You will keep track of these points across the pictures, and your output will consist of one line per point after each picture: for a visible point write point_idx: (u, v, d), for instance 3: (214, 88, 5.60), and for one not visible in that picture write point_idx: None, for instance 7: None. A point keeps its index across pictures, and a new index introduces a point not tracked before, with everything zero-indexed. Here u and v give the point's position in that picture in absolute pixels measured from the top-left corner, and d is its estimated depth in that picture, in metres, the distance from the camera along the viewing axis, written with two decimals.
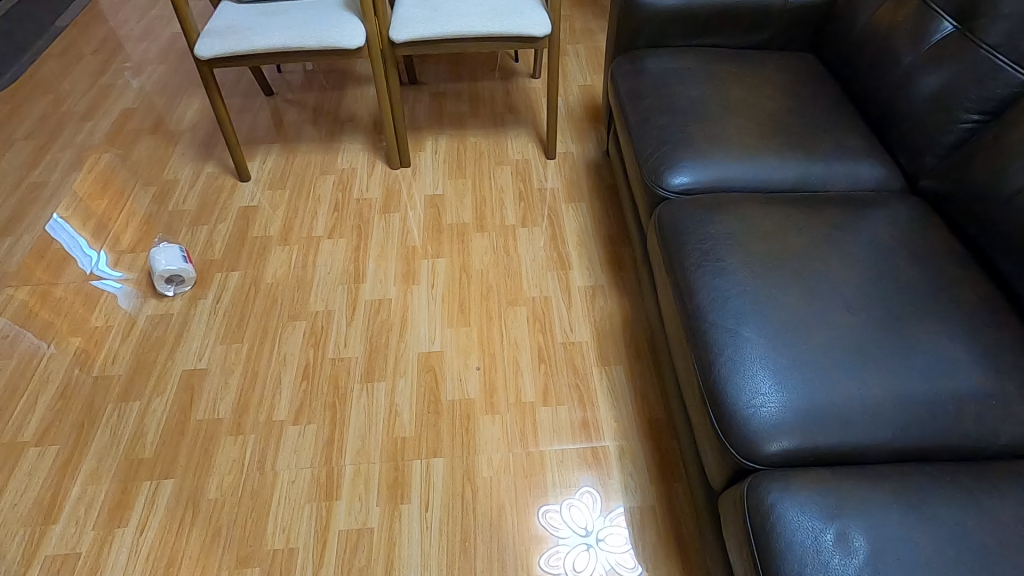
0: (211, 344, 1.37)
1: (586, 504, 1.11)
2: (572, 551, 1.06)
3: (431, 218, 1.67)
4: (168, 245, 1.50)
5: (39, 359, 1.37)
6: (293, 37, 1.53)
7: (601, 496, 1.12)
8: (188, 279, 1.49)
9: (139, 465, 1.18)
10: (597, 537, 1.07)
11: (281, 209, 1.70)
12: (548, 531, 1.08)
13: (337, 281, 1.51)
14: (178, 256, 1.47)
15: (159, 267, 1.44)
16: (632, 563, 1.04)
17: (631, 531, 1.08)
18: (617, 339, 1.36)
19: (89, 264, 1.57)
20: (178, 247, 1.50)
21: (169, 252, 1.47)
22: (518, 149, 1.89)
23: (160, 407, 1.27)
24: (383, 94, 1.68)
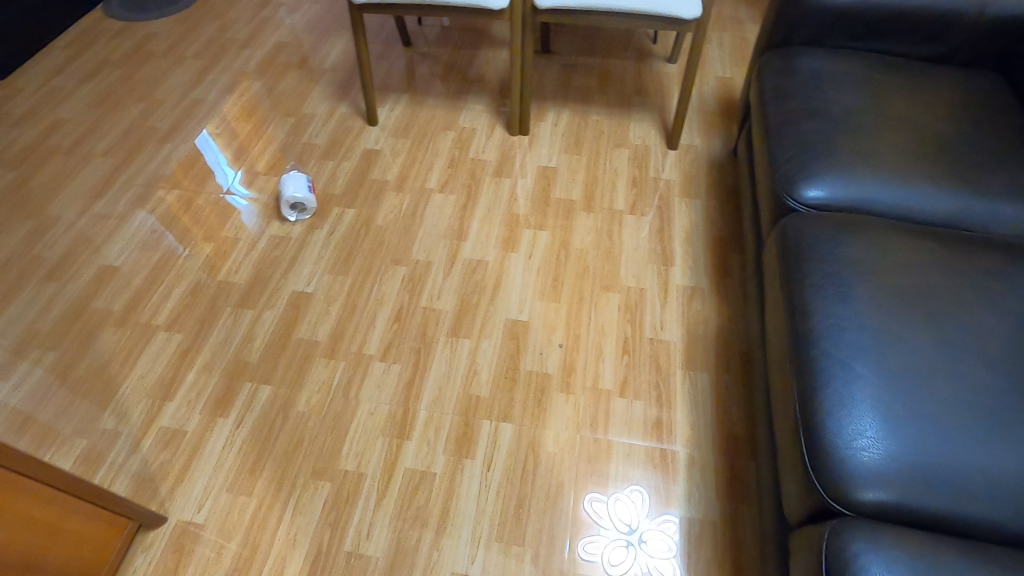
0: (320, 272, 1.48)
1: (634, 501, 1.10)
2: (611, 544, 1.05)
3: (540, 190, 1.67)
4: (296, 174, 1.62)
5: (175, 260, 1.53)
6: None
7: (650, 498, 1.10)
8: (307, 209, 1.60)
9: (244, 367, 1.31)
10: (639, 537, 1.06)
11: (400, 158, 1.77)
12: (591, 518, 1.08)
13: (441, 235, 1.56)
14: (304, 184, 1.59)
15: (286, 192, 1.57)
16: (670, 572, 1.02)
17: (677, 540, 1.05)
18: (708, 345, 1.31)
19: (225, 181, 1.73)
20: (306, 178, 1.62)
21: (297, 180, 1.59)
22: (639, 134, 1.83)
23: (269, 320, 1.39)
24: (517, 59, 1.68)
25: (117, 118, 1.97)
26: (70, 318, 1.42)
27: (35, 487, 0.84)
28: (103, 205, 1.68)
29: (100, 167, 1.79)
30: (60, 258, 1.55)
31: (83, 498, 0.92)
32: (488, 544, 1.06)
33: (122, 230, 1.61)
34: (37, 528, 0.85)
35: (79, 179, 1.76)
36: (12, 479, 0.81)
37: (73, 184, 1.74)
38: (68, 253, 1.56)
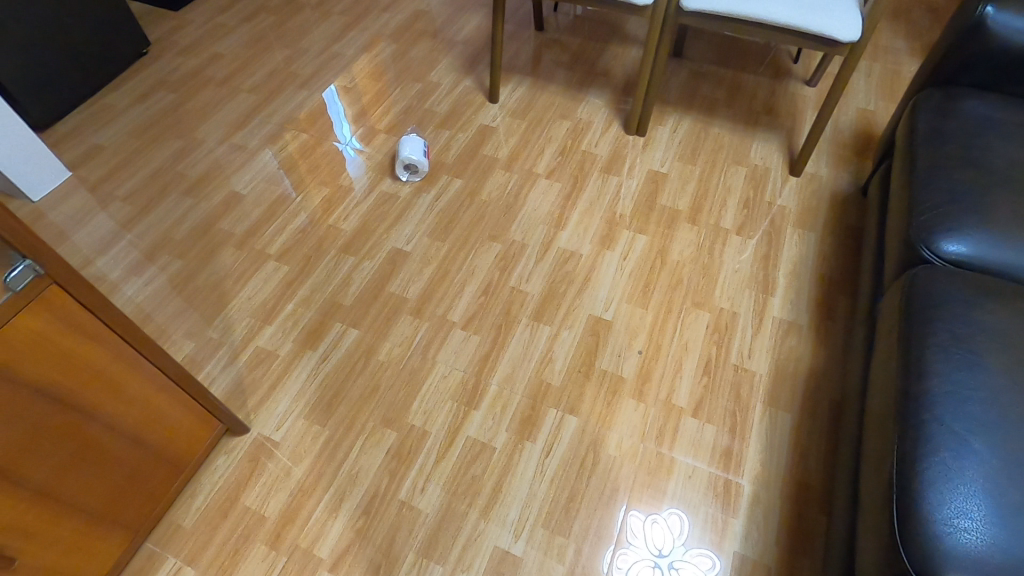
0: (420, 234, 1.54)
1: (670, 526, 1.07)
2: (638, 563, 1.03)
3: (647, 193, 1.63)
4: (414, 137, 1.68)
5: (285, 207, 1.62)
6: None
7: (687, 524, 1.07)
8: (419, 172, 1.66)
9: (338, 308, 1.39)
10: (668, 562, 1.03)
11: (514, 138, 1.79)
12: (624, 531, 1.07)
13: (540, 220, 1.57)
14: (420, 147, 1.65)
15: (403, 152, 1.63)
16: None
17: (708, 574, 1.02)
18: (797, 384, 1.24)
19: (343, 142, 1.80)
20: (423, 142, 1.67)
21: (415, 142, 1.65)
22: (761, 154, 1.74)
23: (367, 269, 1.46)
24: (649, 58, 1.64)
25: (265, 60, 2.12)
26: (198, 233, 1.57)
27: (148, 371, 0.92)
28: (241, 137, 1.83)
29: (244, 102, 1.95)
30: (198, 178, 1.71)
31: (185, 390, 1.00)
32: (533, 527, 1.07)
33: (255, 162, 1.74)
34: (143, 408, 0.93)
35: (225, 110, 1.92)
36: (131, 360, 0.88)
37: (219, 114, 1.91)
38: (205, 174, 1.72)
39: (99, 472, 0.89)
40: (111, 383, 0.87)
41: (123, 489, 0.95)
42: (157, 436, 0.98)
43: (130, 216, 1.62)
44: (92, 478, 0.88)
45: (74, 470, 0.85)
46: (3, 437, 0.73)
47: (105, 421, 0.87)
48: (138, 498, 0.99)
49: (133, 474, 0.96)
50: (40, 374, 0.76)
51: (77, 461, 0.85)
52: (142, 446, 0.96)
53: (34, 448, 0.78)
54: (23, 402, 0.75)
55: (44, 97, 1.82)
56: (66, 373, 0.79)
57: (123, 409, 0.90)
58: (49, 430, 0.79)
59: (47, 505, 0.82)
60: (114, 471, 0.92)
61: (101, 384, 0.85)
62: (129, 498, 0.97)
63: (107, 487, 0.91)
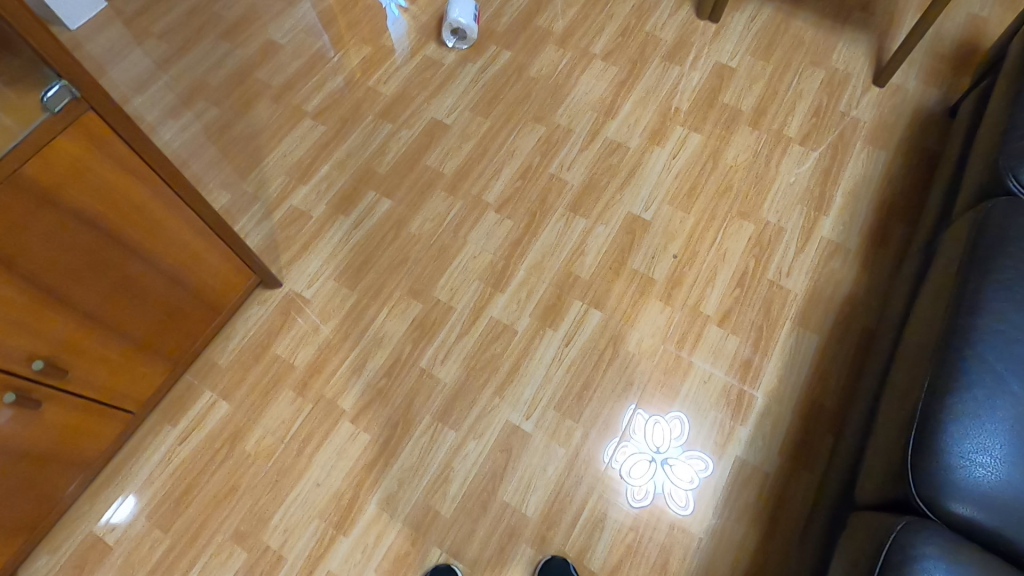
0: (462, 106, 1.45)
1: (670, 428, 1.10)
2: (636, 457, 1.07)
3: (710, 87, 1.48)
4: None
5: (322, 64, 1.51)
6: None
7: (688, 428, 1.10)
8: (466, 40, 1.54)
9: (372, 175, 1.36)
10: (665, 460, 1.07)
11: (573, 10, 1.61)
12: (626, 428, 1.10)
13: (590, 105, 1.45)
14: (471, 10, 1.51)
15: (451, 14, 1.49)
16: (683, 499, 1.04)
17: (702, 474, 1.06)
18: (831, 308, 1.21)
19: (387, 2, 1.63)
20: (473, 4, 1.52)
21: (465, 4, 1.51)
22: (843, 58, 1.53)
23: (404, 138, 1.41)
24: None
25: None
26: (233, 81, 1.50)
27: (187, 217, 0.92)
28: None
29: None
30: (234, 21, 1.60)
31: (222, 240, 1.02)
32: (545, 409, 1.11)
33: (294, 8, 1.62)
34: (183, 252, 0.95)
35: None
36: (172, 203, 0.89)
37: None
38: (241, 17, 1.61)
39: (140, 304, 0.93)
40: (152, 224, 0.88)
41: (164, 324, 1.00)
42: (196, 280, 1.02)
43: (166, 56, 1.55)
44: (135, 309, 0.92)
45: (116, 300, 0.88)
46: (50, 261, 0.76)
47: (148, 259, 0.90)
48: (178, 334, 1.04)
49: (173, 312, 1.00)
50: (82, 205, 0.76)
51: (120, 291, 0.88)
52: (182, 287, 0.99)
53: (80, 274, 0.81)
54: (66, 230, 0.76)
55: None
56: (109, 207, 0.80)
57: (164, 250, 0.92)
58: (95, 260, 0.82)
59: (95, 327, 0.87)
60: (156, 306, 0.96)
61: (144, 223, 0.86)
62: (171, 333, 1.02)
63: (150, 320, 0.96)
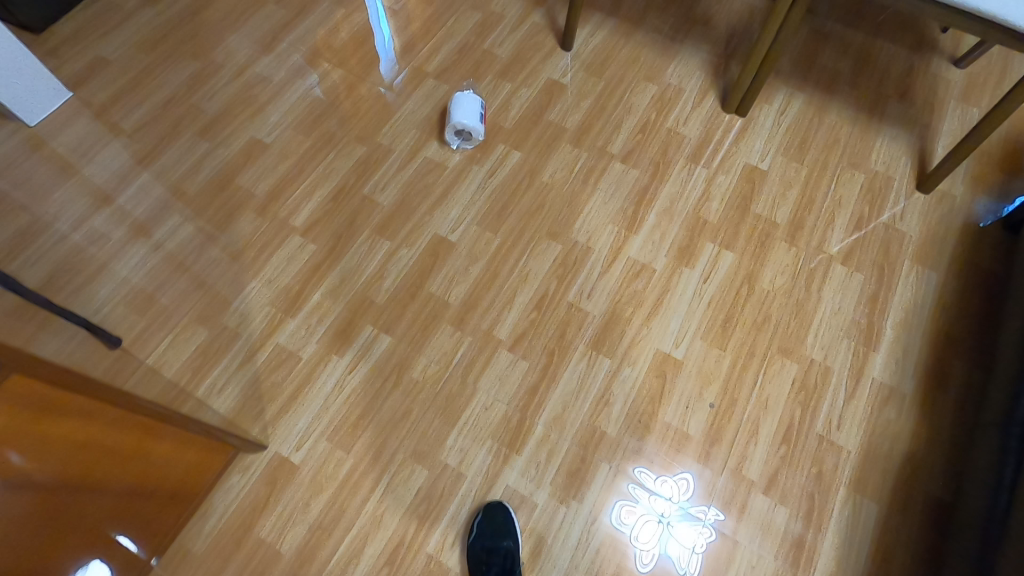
0: (468, 220, 1.30)
1: (678, 486, 1.06)
2: (642, 520, 1.03)
3: (741, 195, 1.35)
4: (469, 94, 1.37)
5: (314, 166, 1.37)
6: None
7: (697, 490, 1.06)
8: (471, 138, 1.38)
9: (369, 306, 1.21)
10: (671, 522, 1.03)
11: (587, 101, 1.47)
12: (633, 489, 1.06)
13: (610, 217, 1.31)
14: (476, 108, 1.35)
15: (455, 115, 1.33)
16: (686, 565, 1.01)
17: (708, 538, 1.03)
18: (889, 468, 1.07)
19: (390, 72, 1.52)
20: (479, 102, 1.37)
21: (470, 102, 1.35)
22: (883, 159, 1.40)
23: (405, 259, 1.26)
24: (773, 20, 1.24)
25: None
26: (214, 189, 1.34)
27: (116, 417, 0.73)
28: (265, 65, 1.52)
29: (270, 15, 1.60)
30: (215, 115, 1.44)
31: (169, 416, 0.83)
32: None
33: (280, 100, 1.46)
34: (144, 443, 0.78)
35: (247, 24, 1.58)
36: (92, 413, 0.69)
37: (239, 29, 1.58)
38: (223, 111, 1.45)
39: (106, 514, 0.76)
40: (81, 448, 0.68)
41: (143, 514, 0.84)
42: (161, 461, 0.85)
43: (138, 157, 1.39)
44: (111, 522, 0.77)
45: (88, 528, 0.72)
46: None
47: (110, 465, 0.74)
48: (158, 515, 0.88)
49: (136, 515, 0.82)
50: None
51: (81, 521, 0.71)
52: (150, 474, 0.83)
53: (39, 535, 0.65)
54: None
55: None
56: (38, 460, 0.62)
57: (119, 451, 0.75)
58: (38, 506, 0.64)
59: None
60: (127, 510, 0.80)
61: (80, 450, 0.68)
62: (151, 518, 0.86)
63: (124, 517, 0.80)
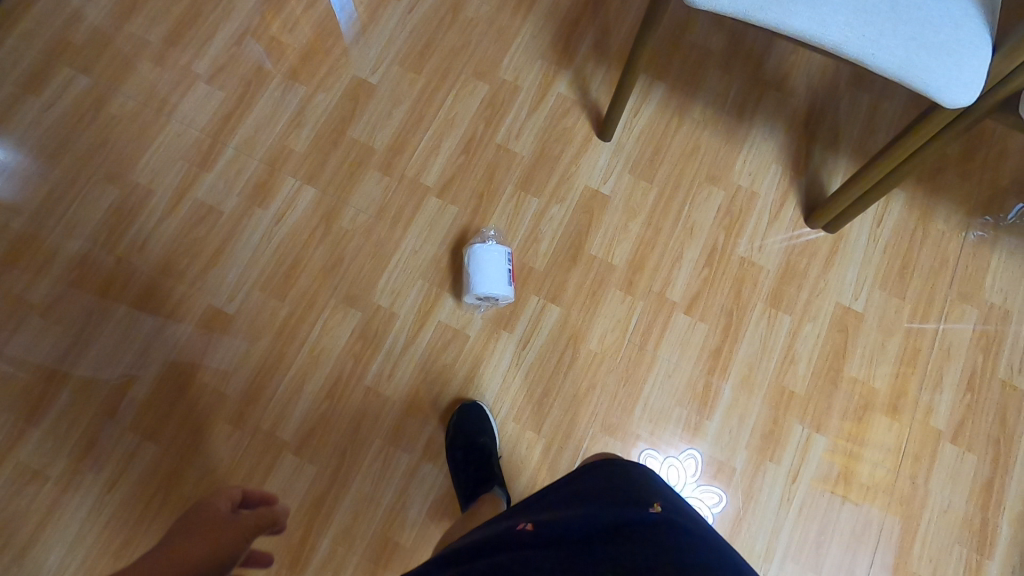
0: (504, 415, 1.06)
1: (685, 467, 1.05)
2: None
3: (832, 352, 1.11)
4: (492, 247, 1.05)
5: (298, 345, 1.07)
6: (874, 40, 0.76)
7: (703, 467, 1.05)
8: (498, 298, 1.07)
9: (394, 548, 1.00)
10: None
11: (637, 222, 1.15)
12: None
13: (677, 396, 1.07)
14: (495, 262, 1.04)
15: (475, 284, 1.02)
16: None
17: (711, 510, 1.03)
18: None
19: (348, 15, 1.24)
20: (504, 254, 1.05)
21: (486, 257, 1.04)
22: (1000, 286, 1.15)
23: (431, 477, 1.03)
24: (895, 154, 0.93)
25: None
26: (172, 389, 1.05)
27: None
28: (210, 188, 1.13)
29: (205, 102, 1.18)
30: (156, 274, 1.09)
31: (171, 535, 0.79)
32: None
33: (239, 244, 1.11)
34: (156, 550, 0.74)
35: (176, 120, 1.17)
36: None
37: (165, 129, 1.16)
38: (165, 266, 1.10)
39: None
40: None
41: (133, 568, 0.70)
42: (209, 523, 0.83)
43: (62, 346, 1.05)
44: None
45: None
46: None
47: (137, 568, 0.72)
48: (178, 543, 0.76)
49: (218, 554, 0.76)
50: None
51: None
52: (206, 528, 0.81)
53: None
54: None
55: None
56: None
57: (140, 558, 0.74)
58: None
59: None
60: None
61: None
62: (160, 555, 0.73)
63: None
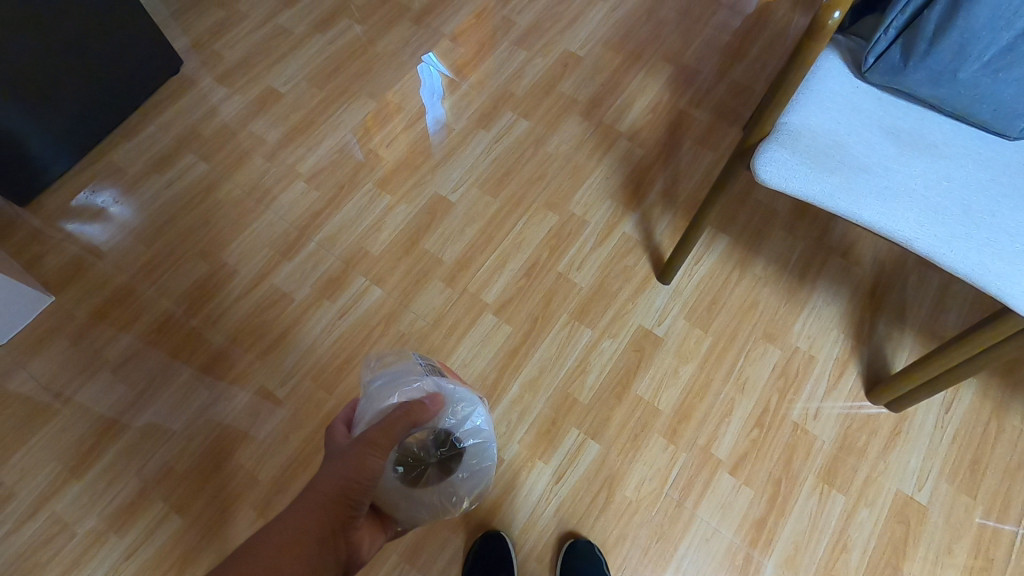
0: (527, 550, 1.02)
1: None
2: None
3: (890, 545, 1.01)
4: (393, 372, 0.73)
5: None
6: (905, 214, 0.79)
7: None
8: (459, 412, 0.71)
9: None
10: None
11: (688, 368, 1.14)
12: None
13: (715, 565, 1.00)
14: (398, 379, 0.71)
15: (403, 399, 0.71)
16: None
17: None
18: None
19: (436, 107, 1.42)
20: (412, 372, 0.72)
21: (381, 367, 0.76)
22: None
23: None
24: (932, 365, 0.97)
25: (336, 111, 1.42)
26: (209, 466, 1.07)
27: None
28: (287, 276, 1.22)
29: (299, 199, 1.31)
30: (222, 348, 1.16)
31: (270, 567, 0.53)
32: None
33: (303, 333, 1.17)
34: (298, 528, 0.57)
35: (271, 211, 1.29)
36: None
37: (262, 217, 1.29)
38: (232, 342, 1.17)
39: (295, 545, 0.55)
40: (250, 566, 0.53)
41: (370, 432, 0.62)
42: (263, 539, 0.55)
43: (123, 402, 1.11)
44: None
45: None
46: None
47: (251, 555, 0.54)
48: (314, 518, 0.58)
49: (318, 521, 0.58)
50: None
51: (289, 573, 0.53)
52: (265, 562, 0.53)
53: None
54: None
55: (36, 118, 1.21)
56: None
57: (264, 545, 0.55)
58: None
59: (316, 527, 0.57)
60: (333, 518, 0.58)
61: None
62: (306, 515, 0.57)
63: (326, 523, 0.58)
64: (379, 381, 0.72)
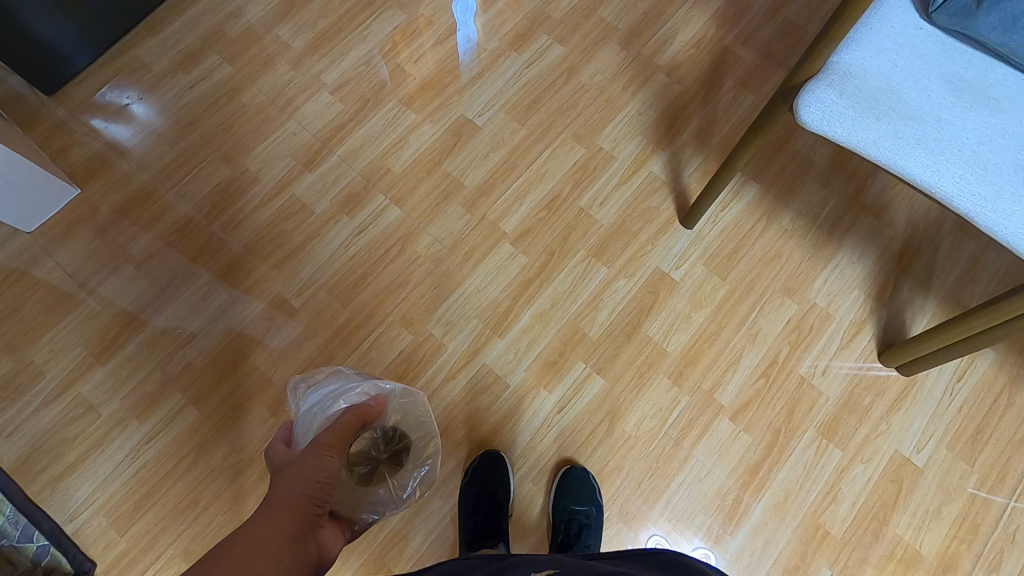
0: (524, 472, 1.05)
1: (688, 530, 1.02)
2: None
3: (879, 502, 1.03)
4: (327, 392, 0.81)
5: (347, 353, 1.11)
6: (950, 169, 0.75)
7: (705, 538, 1.02)
8: (401, 406, 0.81)
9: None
10: None
11: (701, 314, 1.13)
12: (640, 523, 1.03)
13: (705, 503, 1.03)
14: (333, 397, 0.80)
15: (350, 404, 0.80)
16: None
17: None
18: None
19: (466, 25, 1.36)
20: (348, 387, 0.82)
21: (308, 393, 0.83)
22: None
23: (438, 512, 1.03)
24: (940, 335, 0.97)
25: (364, 21, 1.37)
26: (225, 365, 1.10)
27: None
28: (307, 188, 1.22)
29: (323, 110, 1.28)
30: (240, 254, 1.17)
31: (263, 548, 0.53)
32: None
33: (320, 246, 1.18)
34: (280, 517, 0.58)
35: (294, 120, 1.27)
36: None
37: (285, 126, 1.27)
38: (250, 249, 1.18)
39: (284, 540, 0.56)
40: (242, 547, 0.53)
41: (325, 438, 0.66)
42: (244, 529, 0.55)
43: (144, 298, 1.14)
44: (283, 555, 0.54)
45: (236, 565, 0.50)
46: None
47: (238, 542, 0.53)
48: (286, 521, 0.58)
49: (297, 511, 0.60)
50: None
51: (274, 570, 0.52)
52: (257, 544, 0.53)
53: None
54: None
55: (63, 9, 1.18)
56: None
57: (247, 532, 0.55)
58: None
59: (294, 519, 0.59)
60: (308, 512, 0.61)
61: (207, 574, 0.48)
62: (279, 518, 0.58)
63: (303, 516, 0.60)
64: (316, 400, 0.80)
